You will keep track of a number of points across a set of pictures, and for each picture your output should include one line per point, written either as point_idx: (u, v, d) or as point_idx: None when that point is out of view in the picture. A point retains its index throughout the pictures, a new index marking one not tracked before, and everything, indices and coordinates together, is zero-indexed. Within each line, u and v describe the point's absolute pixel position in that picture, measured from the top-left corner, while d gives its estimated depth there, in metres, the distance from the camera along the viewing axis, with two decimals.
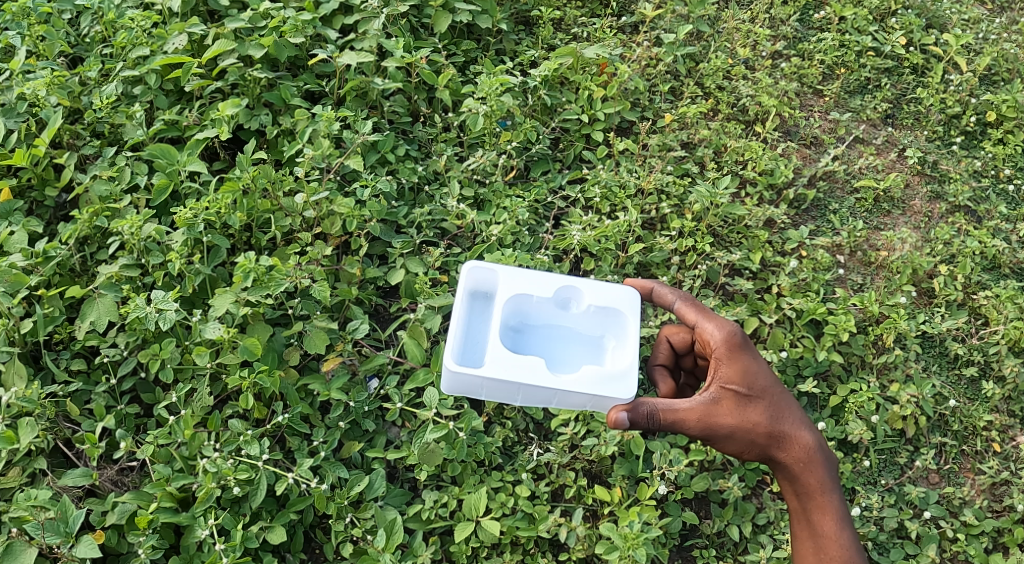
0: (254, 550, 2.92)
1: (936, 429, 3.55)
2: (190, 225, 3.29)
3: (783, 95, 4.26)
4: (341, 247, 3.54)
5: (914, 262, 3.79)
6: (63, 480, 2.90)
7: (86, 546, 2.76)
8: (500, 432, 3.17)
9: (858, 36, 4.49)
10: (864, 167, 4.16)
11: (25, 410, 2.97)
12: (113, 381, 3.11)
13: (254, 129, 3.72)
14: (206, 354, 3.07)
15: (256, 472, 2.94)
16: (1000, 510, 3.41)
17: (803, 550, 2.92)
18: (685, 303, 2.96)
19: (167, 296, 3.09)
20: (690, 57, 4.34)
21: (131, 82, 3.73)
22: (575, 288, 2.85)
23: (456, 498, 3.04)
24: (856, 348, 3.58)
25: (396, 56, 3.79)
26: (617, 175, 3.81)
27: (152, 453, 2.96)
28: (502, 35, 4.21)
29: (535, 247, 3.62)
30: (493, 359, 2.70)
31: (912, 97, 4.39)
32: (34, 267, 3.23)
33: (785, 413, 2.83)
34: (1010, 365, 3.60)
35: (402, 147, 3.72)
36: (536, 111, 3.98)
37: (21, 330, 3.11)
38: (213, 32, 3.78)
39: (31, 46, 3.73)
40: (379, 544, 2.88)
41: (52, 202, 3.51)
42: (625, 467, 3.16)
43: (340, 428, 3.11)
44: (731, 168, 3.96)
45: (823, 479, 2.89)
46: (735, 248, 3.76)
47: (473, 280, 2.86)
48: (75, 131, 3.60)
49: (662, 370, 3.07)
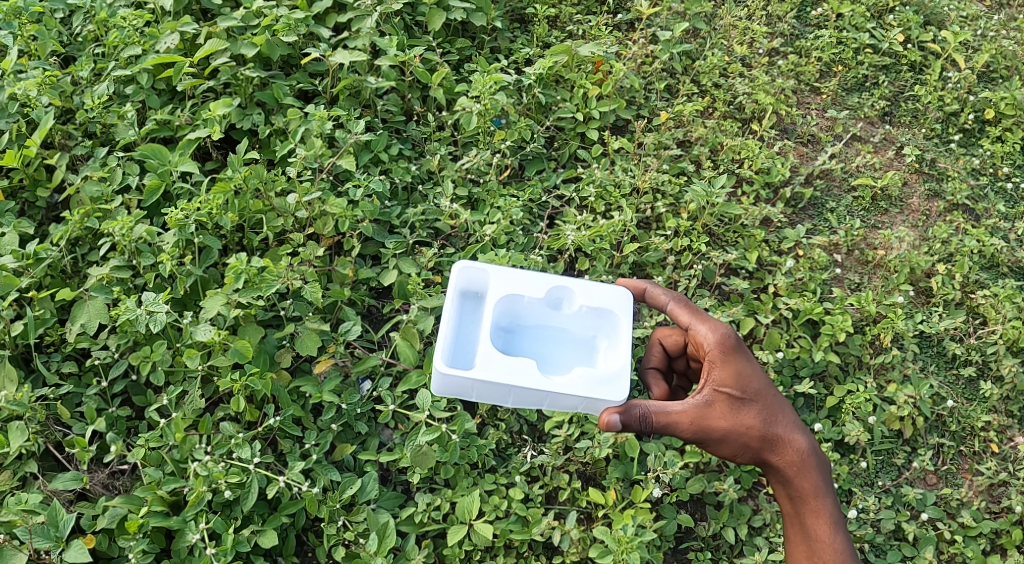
0: (246, 554, 2.90)
1: (933, 429, 3.52)
2: (182, 225, 3.26)
3: (781, 93, 4.23)
4: (334, 248, 3.51)
5: (911, 262, 3.76)
6: (54, 484, 2.87)
7: (77, 551, 2.73)
8: (493, 434, 3.15)
9: (855, 33, 4.47)
10: (862, 165, 4.12)
11: (15, 413, 2.94)
12: (104, 384, 3.09)
13: (247, 128, 3.69)
14: (197, 357, 3.05)
15: (248, 475, 2.91)
16: (998, 511, 3.39)
17: (797, 554, 2.90)
18: (678, 305, 2.92)
19: (157, 298, 3.07)
20: (686, 55, 4.31)
21: (123, 82, 3.70)
22: (567, 289, 2.82)
23: (449, 500, 3.02)
24: (853, 349, 3.57)
25: (389, 55, 3.76)
26: (612, 175, 3.78)
27: (143, 456, 2.92)
28: (496, 33, 4.17)
29: (529, 247, 3.59)
30: (484, 361, 2.67)
31: (909, 95, 4.37)
32: (24, 269, 3.19)
33: (778, 417, 2.81)
34: (1009, 365, 3.58)
35: (396, 147, 3.69)
36: (530, 110, 3.94)
37: (12, 332, 3.08)
38: (206, 32, 3.74)
39: (22, 46, 3.69)
40: (371, 548, 2.86)
41: (44, 202, 3.48)
42: (620, 469, 3.14)
43: (333, 431, 3.08)
44: (728, 167, 3.93)
45: (817, 483, 2.86)
46: (731, 247, 3.73)
47: (464, 281, 2.83)
48: (66, 131, 3.57)
49: (655, 373, 3.04)
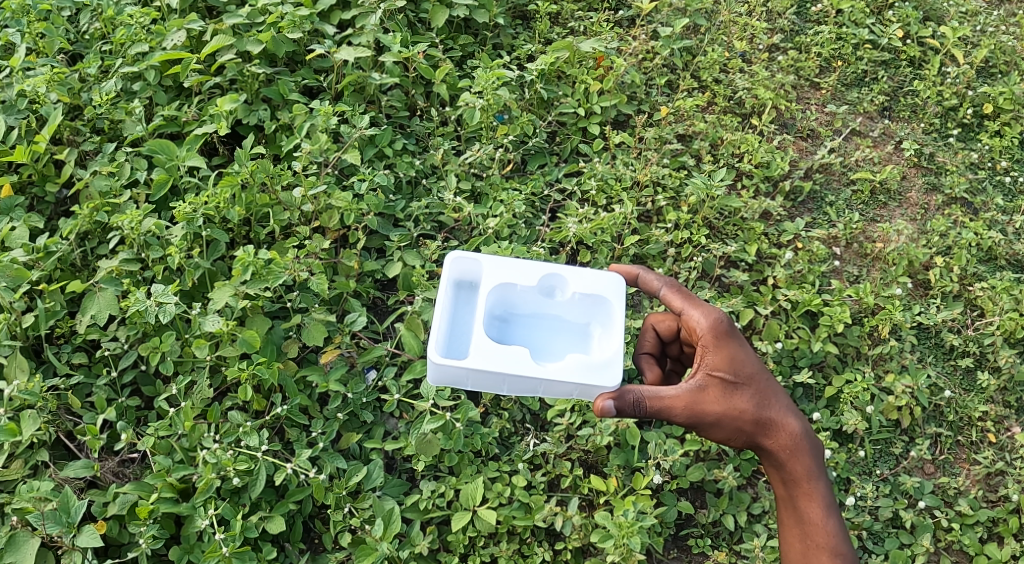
0: (254, 541, 2.95)
1: (931, 420, 3.57)
2: (190, 219, 3.31)
3: (780, 88, 4.27)
4: (340, 241, 3.56)
5: (909, 255, 3.81)
6: (65, 471, 2.93)
7: (89, 536, 2.80)
8: (496, 423, 3.22)
9: (855, 28, 4.52)
10: (861, 159, 4.16)
11: (26, 403, 3.00)
12: (114, 374, 3.15)
13: (253, 124, 3.74)
14: (206, 347, 3.12)
15: (256, 463, 2.97)
16: (995, 500, 3.43)
17: (790, 537, 2.95)
18: (670, 290, 2.97)
19: (166, 290, 3.13)
20: (686, 50, 4.35)
21: (131, 78, 3.76)
22: (560, 276, 2.82)
23: (453, 488, 3.08)
24: (851, 340, 3.61)
25: (393, 51, 3.80)
26: (613, 169, 3.83)
27: (152, 445, 2.99)
28: (499, 29, 4.21)
29: (532, 239, 3.65)
30: (478, 351, 2.68)
31: (908, 90, 4.42)
32: (35, 262, 3.25)
33: (771, 400, 2.85)
34: (1005, 356, 3.63)
35: (400, 142, 3.75)
36: (533, 104, 4.00)
37: (23, 324, 3.14)
38: (212, 28, 3.80)
39: (30, 43, 3.77)
40: (377, 533, 2.90)
41: (53, 197, 3.53)
42: (620, 457, 3.20)
43: (338, 420, 3.15)
44: (728, 161, 3.97)
45: (810, 467, 2.91)
46: (731, 240, 3.78)
47: (458, 270, 2.83)
48: (75, 127, 3.63)
49: (648, 357, 3.10)
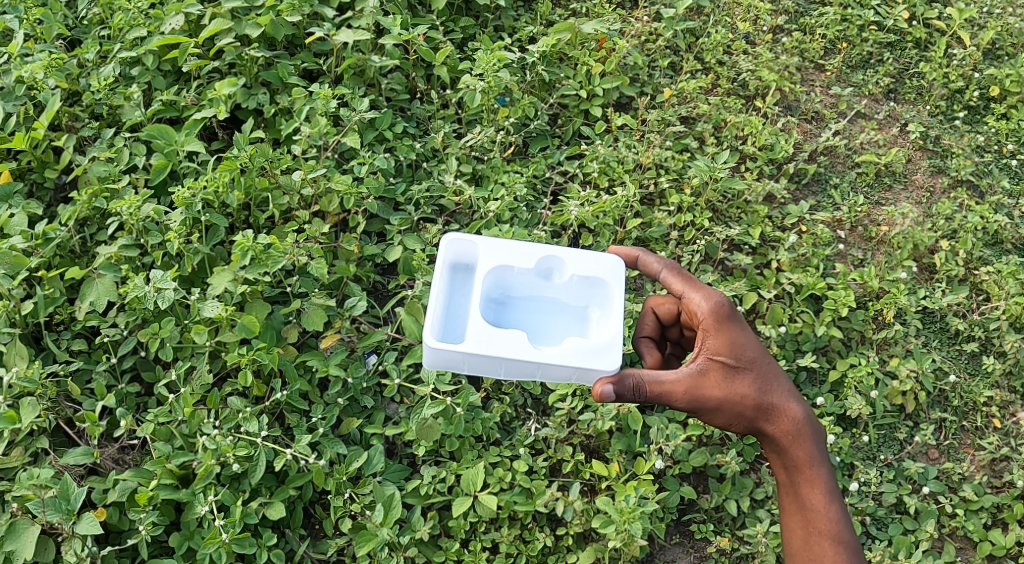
0: (254, 526, 2.94)
1: (936, 404, 3.54)
2: (189, 204, 3.28)
3: (784, 70, 4.22)
4: (340, 225, 3.53)
5: (914, 238, 3.77)
6: (65, 459, 2.92)
7: (89, 524, 2.77)
8: (498, 407, 3.21)
9: (860, 10, 4.45)
10: (865, 141, 4.12)
11: (26, 390, 2.98)
12: (113, 361, 3.13)
13: (252, 108, 3.70)
14: (205, 333, 3.10)
15: (255, 449, 2.96)
16: (1000, 486, 3.41)
17: (791, 522, 2.93)
18: (670, 272, 2.93)
19: (165, 275, 3.10)
20: (690, 32, 4.30)
21: (129, 63, 3.73)
22: (558, 258, 2.79)
23: (454, 473, 3.06)
24: (856, 323, 3.58)
25: (393, 34, 3.77)
26: (615, 151, 3.80)
27: (152, 431, 2.98)
28: (500, 11, 4.17)
29: (533, 223, 3.62)
30: (474, 334, 2.65)
31: (914, 72, 4.36)
32: (34, 249, 3.22)
33: (773, 385, 2.83)
34: (1011, 341, 3.59)
35: (400, 125, 3.71)
36: (534, 86, 3.95)
37: (22, 311, 3.12)
38: (210, 12, 3.74)
39: (28, 29, 3.74)
40: (377, 519, 2.90)
41: (52, 183, 3.50)
42: (622, 442, 3.18)
43: (339, 405, 3.14)
44: (731, 143, 3.94)
45: (811, 453, 2.88)
46: (734, 223, 3.75)
47: (454, 253, 2.80)
48: (74, 113, 3.59)
49: (648, 341, 3.09)
